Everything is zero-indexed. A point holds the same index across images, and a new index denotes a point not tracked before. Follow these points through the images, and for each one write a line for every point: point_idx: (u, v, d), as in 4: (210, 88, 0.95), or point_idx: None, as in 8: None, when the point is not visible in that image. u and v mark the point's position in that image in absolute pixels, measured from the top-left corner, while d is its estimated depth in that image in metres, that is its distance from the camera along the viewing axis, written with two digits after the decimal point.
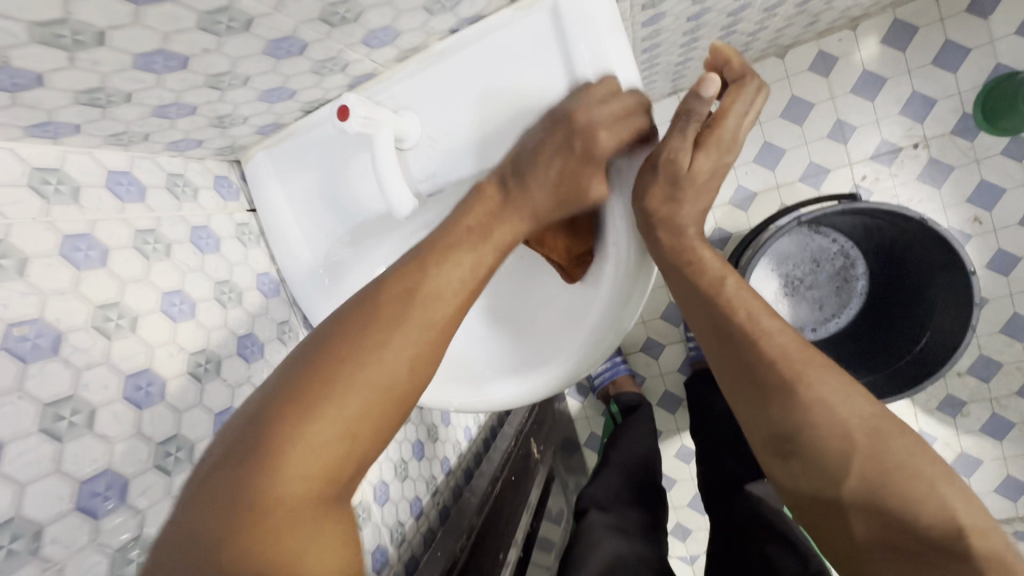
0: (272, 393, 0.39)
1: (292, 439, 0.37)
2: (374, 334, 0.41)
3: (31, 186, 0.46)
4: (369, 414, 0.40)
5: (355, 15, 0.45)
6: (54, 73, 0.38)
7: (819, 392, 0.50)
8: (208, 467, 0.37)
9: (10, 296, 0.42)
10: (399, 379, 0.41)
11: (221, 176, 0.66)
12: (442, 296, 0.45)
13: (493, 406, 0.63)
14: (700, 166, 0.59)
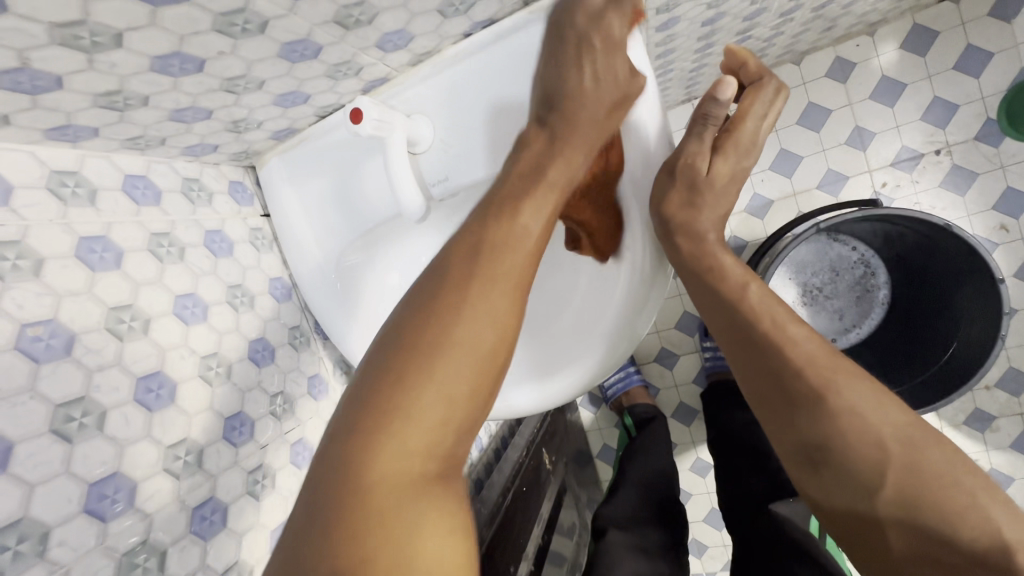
0: (371, 370, 0.41)
1: (402, 417, 0.39)
2: (456, 300, 0.42)
3: (49, 188, 0.46)
4: (472, 387, 0.41)
5: (370, 18, 0.45)
6: (73, 75, 0.39)
7: (849, 399, 0.48)
8: (324, 443, 0.40)
9: (25, 296, 0.42)
10: (484, 345, 0.42)
11: (236, 181, 0.67)
12: (515, 252, 0.45)
13: (511, 410, 0.62)
14: (721, 171, 0.58)
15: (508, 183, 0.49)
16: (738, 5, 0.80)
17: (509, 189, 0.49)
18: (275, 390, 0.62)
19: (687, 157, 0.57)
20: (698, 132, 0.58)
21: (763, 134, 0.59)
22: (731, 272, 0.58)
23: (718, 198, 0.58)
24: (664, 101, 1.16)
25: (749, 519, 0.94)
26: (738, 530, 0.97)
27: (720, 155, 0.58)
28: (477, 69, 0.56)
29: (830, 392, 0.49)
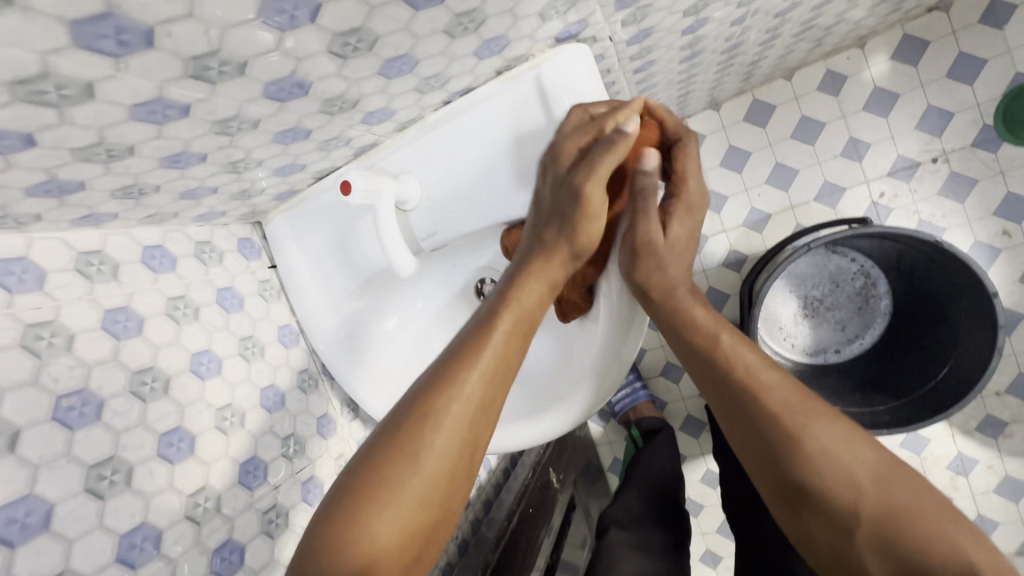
0: (339, 486, 0.44)
1: (369, 523, 0.42)
2: (438, 418, 0.45)
3: (77, 268, 0.52)
4: (442, 501, 0.45)
5: (354, 104, 0.50)
6: (94, 180, 0.44)
7: (824, 445, 0.50)
8: (298, 553, 0.42)
9: (60, 370, 0.48)
10: (448, 456, 0.45)
11: (244, 239, 0.72)
12: (480, 365, 0.48)
13: (538, 438, 0.64)
14: (677, 236, 0.63)
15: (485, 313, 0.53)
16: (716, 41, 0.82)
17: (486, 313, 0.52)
18: (286, 433, 0.67)
19: (644, 234, 0.61)
20: (644, 207, 0.61)
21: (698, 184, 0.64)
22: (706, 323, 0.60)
23: (677, 256, 0.63)
24: None
25: (750, 517, 0.97)
26: (738, 527, 1.00)
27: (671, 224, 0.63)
28: (455, 134, 0.60)
29: (806, 440, 0.50)
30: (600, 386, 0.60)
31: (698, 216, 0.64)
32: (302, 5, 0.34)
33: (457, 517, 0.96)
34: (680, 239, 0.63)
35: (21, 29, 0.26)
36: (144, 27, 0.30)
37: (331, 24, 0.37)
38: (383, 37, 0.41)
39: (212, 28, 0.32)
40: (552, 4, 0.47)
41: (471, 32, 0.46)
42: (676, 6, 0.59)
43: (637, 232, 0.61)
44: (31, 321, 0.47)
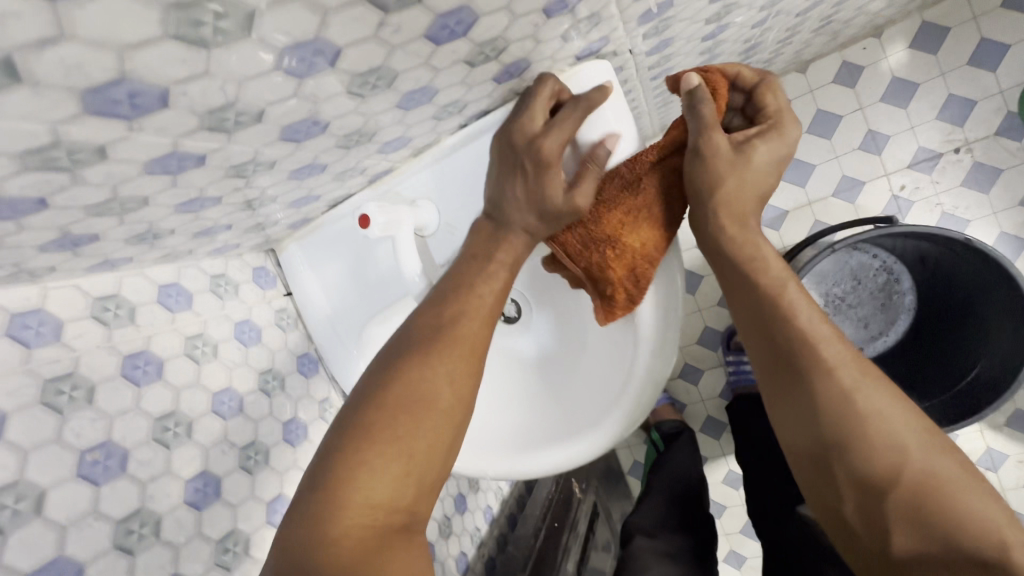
0: (337, 434, 0.44)
1: (361, 474, 0.42)
2: (419, 366, 0.47)
3: (94, 315, 0.50)
4: (431, 452, 0.45)
5: (370, 137, 0.48)
6: (109, 232, 0.43)
7: (871, 405, 0.44)
8: (296, 498, 0.42)
9: (82, 425, 0.47)
10: (440, 399, 0.46)
11: (258, 267, 0.70)
12: (468, 315, 0.50)
13: (575, 462, 0.63)
14: (757, 151, 0.51)
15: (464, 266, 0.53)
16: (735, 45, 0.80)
17: (465, 270, 0.53)
18: None
19: (709, 161, 0.50)
20: (696, 130, 0.51)
21: (775, 98, 0.53)
22: (774, 271, 0.51)
23: (763, 181, 0.52)
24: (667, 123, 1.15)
25: (779, 520, 0.96)
26: (765, 530, 0.99)
27: (745, 142, 0.51)
28: (475, 158, 0.59)
29: (857, 398, 0.44)
30: (641, 405, 0.60)
31: (785, 125, 0.52)
32: (322, 55, 0.31)
33: (483, 534, 0.95)
34: (767, 153, 0.51)
35: (30, 106, 0.24)
36: (158, 90, 0.27)
37: (350, 68, 0.34)
38: (404, 74, 0.38)
39: (229, 84, 0.30)
40: (576, 24, 0.44)
41: (492, 60, 0.43)
42: (700, 17, 0.57)
43: (701, 162, 0.51)
44: (51, 376, 0.46)
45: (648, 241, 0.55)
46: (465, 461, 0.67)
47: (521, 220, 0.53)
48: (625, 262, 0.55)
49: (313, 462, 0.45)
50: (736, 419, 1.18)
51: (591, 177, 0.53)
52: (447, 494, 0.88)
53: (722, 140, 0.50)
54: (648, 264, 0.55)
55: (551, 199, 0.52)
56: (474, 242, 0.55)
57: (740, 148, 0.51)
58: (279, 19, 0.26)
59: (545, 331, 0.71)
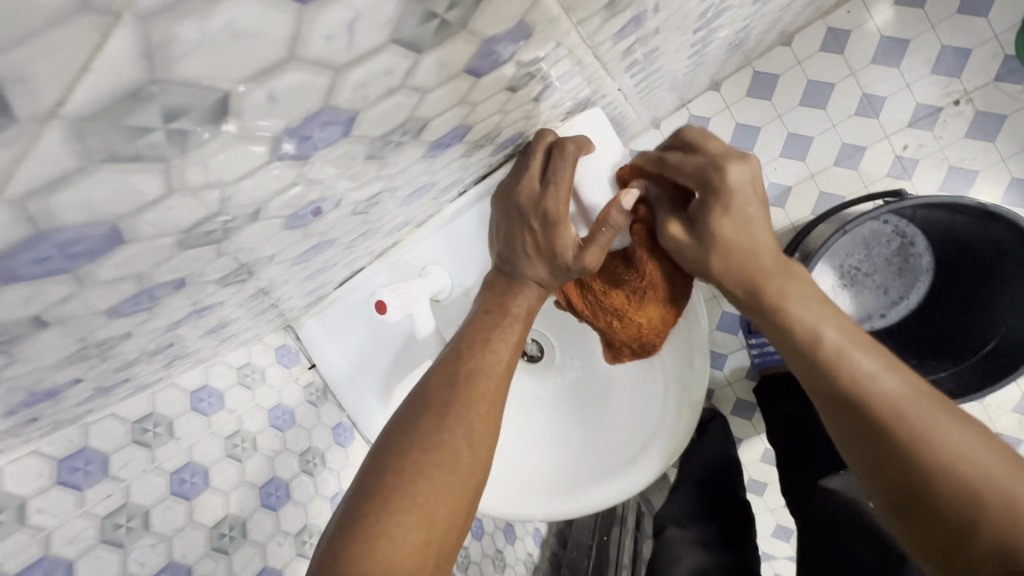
0: (355, 503, 0.42)
1: (383, 546, 0.39)
2: (437, 430, 0.45)
3: (135, 440, 0.51)
4: (454, 515, 0.43)
5: (373, 230, 0.47)
6: (137, 372, 0.43)
7: (907, 407, 0.41)
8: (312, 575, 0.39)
9: (145, 552, 0.49)
10: (461, 459, 0.44)
11: (280, 346, 0.68)
12: (486, 372, 0.49)
13: (625, 494, 0.63)
14: (719, 231, 0.46)
15: (477, 322, 0.53)
16: (719, 48, 0.76)
17: (478, 325, 0.52)
18: None
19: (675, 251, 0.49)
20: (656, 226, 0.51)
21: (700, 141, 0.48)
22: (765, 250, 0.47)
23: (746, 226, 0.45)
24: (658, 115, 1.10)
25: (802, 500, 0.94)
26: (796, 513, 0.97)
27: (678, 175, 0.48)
28: (478, 218, 0.60)
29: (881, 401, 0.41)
30: (679, 434, 0.61)
31: (733, 161, 0.44)
32: (328, 203, 0.31)
33: (536, 559, 0.97)
34: (734, 226, 0.45)
35: (63, 333, 0.25)
36: (175, 281, 0.27)
37: (353, 198, 0.33)
38: (398, 186, 0.37)
39: (241, 253, 0.30)
40: (567, 92, 0.43)
41: (489, 143, 0.42)
42: (685, 45, 0.56)
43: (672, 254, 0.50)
44: (107, 513, 0.47)
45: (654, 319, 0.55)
46: (514, 508, 0.67)
47: (533, 273, 0.53)
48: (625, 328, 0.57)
49: (327, 536, 0.42)
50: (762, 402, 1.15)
51: (605, 241, 0.50)
52: (495, 528, 0.89)
53: (677, 233, 0.49)
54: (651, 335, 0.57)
55: (560, 255, 0.51)
56: (487, 299, 0.54)
57: (700, 236, 0.47)
58: (286, 197, 0.26)
59: (569, 369, 0.72)
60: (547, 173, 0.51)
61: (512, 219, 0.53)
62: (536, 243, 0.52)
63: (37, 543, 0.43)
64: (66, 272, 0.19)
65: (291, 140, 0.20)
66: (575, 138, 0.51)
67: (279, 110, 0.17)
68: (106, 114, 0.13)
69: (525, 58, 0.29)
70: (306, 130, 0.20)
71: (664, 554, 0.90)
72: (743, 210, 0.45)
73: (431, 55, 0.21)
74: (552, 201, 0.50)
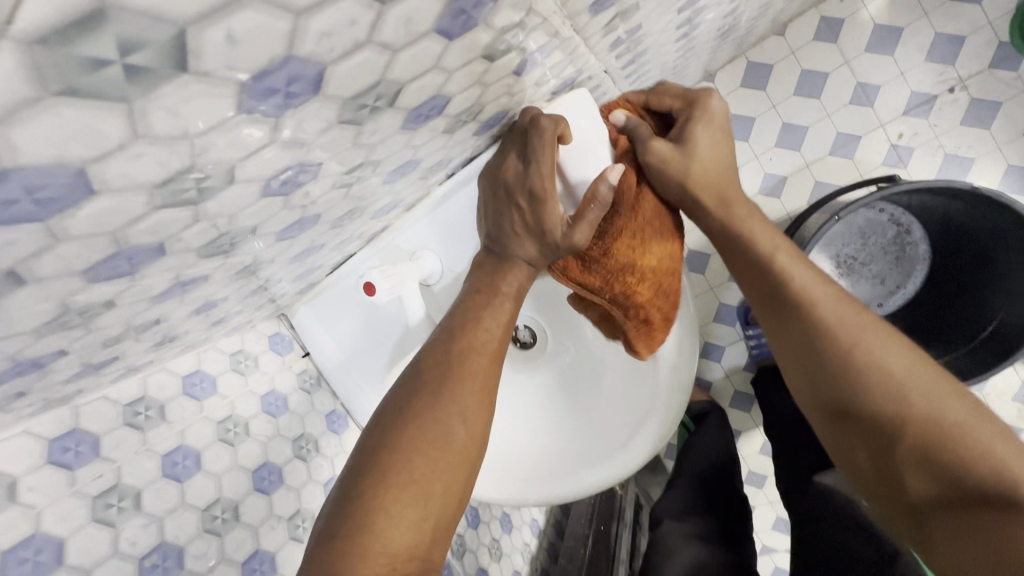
0: (348, 479, 0.42)
1: (379, 522, 0.39)
2: (429, 406, 0.44)
3: (126, 421, 0.51)
4: (449, 491, 0.43)
5: (360, 210, 0.48)
6: (126, 350, 0.44)
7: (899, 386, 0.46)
8: (307, 551, 0.39)
9: (136, 532, 0.49)
10: (455, 436, 0.44)
11: (274, 334, 0.69)
12: (478, 350, 0.48)
13: (613, 478, 0.64)
14: (697, 137, 0.53)
15: (468, 300, 0.52)
16: (709, 34, 0.76)
17: (470, 304, 0.52)
18: None
19: (661, 161, 0.53)
20: (640, 145, 0.54)
21: (669, 93, 0.56)
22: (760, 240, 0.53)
23: (722, 151, 0.54)
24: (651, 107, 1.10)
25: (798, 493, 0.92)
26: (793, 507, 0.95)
27: (683, 127, 0.54)
28: (467, 203, 0.60)
29: (880, 378, 0.46)
30: (671, 417, 0.61)
31: (705, 97, 0.54)
32: (308, 172, 0.32)
33: (533, 549, 0.97)
34: (706, 135, 0.53)
35: (40, 294, 0.25)
36: (154, 245, 0.28)
37: (333, 170, 0.34)
38: (382, 159, 0.38)
39: (220, 220, 0.30)
40: (549, 69, 0.43)
41: (471, 121, 0.43)
42: (669, 27, 0.57)
43: (655, 172, 0.54)
44: (98, 492, 0.48)
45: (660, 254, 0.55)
46: (508, 494, 0.67)
47: (522, 252, 0.54)
48: (648, 284, 0.55)
49: (320, 513, 0.42)
50: (759, 392, 1.14)
51: (592, 218, 0.52)
52: (492, 517, 0.89)
53: (660, 145, 0.53)
54: (668, 276, 0.57)
55: (549, 234, 0.52)
56: (477, 279, 0.54)
57: (680, 143, 0.53)
58: (260, 160, 0.26)
59: (561, 357, 0.72)
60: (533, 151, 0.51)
61: (500, 200, 0.53)
62: (525, 221, 0.52)
63: (28, 520, 0.44)
64: (36, 220, 0.19)
65: (256, 93, 0.21)
66: (556, 115, 0.51)
67: (240, 54, 0.18)
68: (59, 40, 0.13)
69: (499, 24, 0.29)
70: (271, 84, 0.21)
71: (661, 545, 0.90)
72: (714, 125, 0.54)
73: (396, 9, 0.21)
74: (538, 181, 0.50)
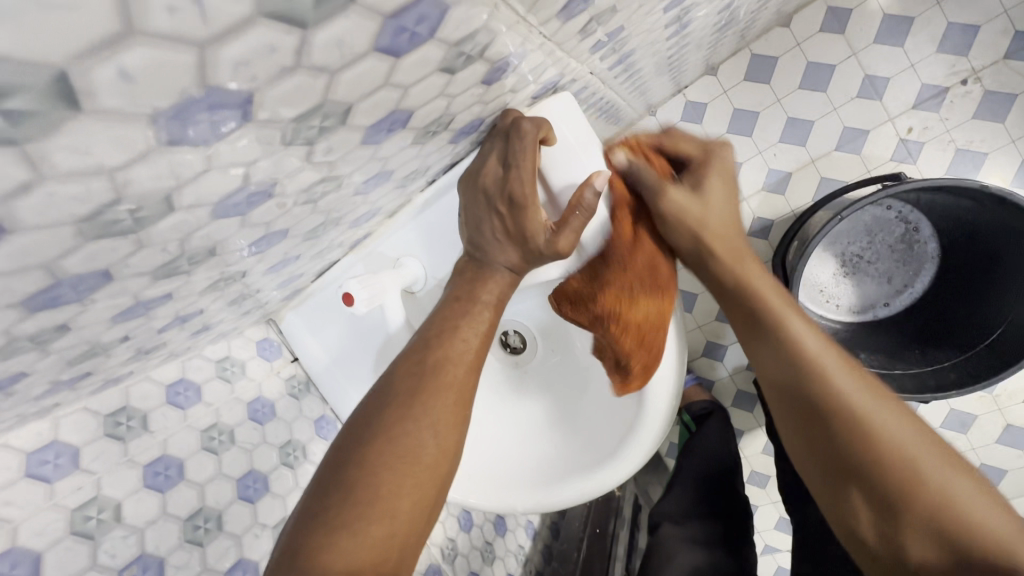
0: (316, 494, 0.41)
1: (346, 538, 0.38)
2: (400, 420, 0.43)
3: (108, 433, 0.51)
4: (419, 505, 0.42)
5: (335, 220, 0.47)
6: (99, 365, 0.43)
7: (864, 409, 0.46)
8: (273, 565, 0.39)
9: (116, 544, 0.49)
10: (427, 449, 0.43)
11: (262, 340, 0.68)
12: (454, 359, 0.47)
13: (601, 487, 0.63)
14: (710, 186, 0.56)
15: (447, 305, 0.50)
16: (706, 28, 0.73)
17: (448, 311, 0.50)
18: None
19: (679, 212, 0.55)
20: (653, 196, 0.56)
21: (685, 142, 0.59)
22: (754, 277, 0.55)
23: (733, 203, 0.57)
24: (650, 102, 1.06)
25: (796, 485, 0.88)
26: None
27: (699, 181, 0.56)
28: (449, 209, 0.59)
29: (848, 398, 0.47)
30: (662, 422, 0.60)
31: (721, 151, 0.58)
32: (261, 191, 0.30)
33: (528, 551, 0.97)
34: (721, 185, 0.56)
35: None
36: (98, 272, 0.27)
37: (291, 187, 0.33)
38: (348, 172, 0.37)
39: (171, 244, 0.29)
40: (525, 74, 0.42)
41: (444, 130, 0.41)
42: (656, 26, 0.55)
43: (670, 216, 0.55)
44: (76, 505, 0.48)
45: (649, 310, 0.57)
46: (498, 501, 0.66)
47: (504, 259, 0.51)
48: (632, 334, 0.58)
49: (288, 526, 0.41)
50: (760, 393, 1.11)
51: (578, 224, 0.50)
52: (485, 519, 0.89)
53: (676, 196, 0.55)
54: (654, 332, 0.57)
55: (531, 240, 0.50)
56: (457, 285, 0.52)
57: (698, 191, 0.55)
58: (202, 185, 0.25)
59: (550, 360, 0.72)
60: (515, 157, 0.49)
61: (480, 205, 0.51)
62: (506, 227, 0.50)
63: (4, 536, 0.44)
64: None
65: (175, 124, 0.19)
66: (537, 121, 0.49)
67: (140, 90, 0.17)
68: None
69: (452, 38, 0.28)
70: (191, 114, 0.19)
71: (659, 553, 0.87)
72: (726, 179, 0.57)
73: (322, 32, 0.20)
74: (519, 187, 0.48)
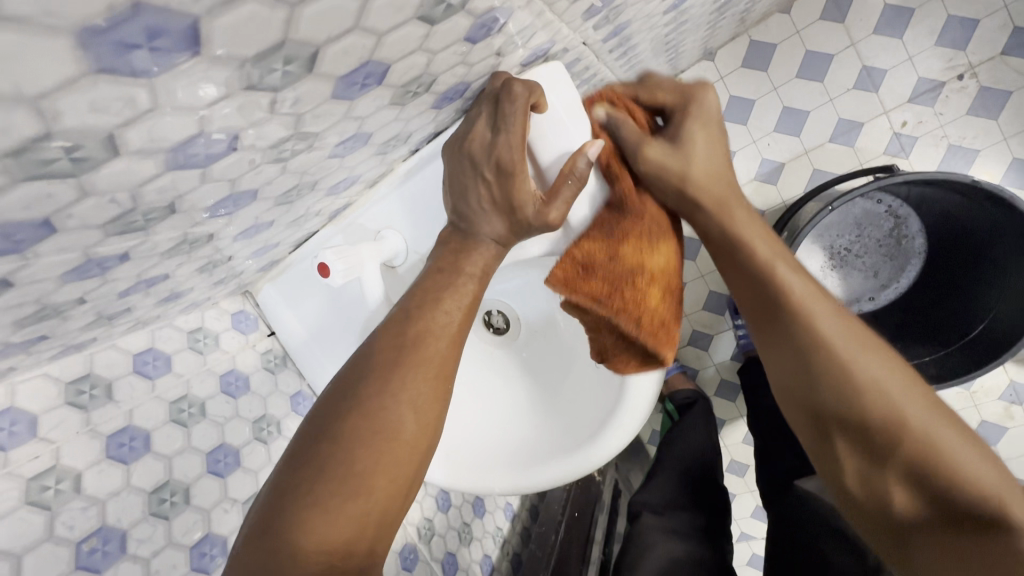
0: (287, 470, 0.40)
1: (318, 514, 0.37)
2: (376, 395, 0.42)
3: (68, 401, 0.49)
4: (393, 484, 0.41)
5: (310, 187, 0.45)
6: (54, 329, 0.41)
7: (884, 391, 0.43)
8: (242, 541, 0.38)
9: (74, 515, 0.48)
10: (405, 425, 0.42)
11: (237, 312, 0.66)
12: (436, 334, 0.45)
13: (584, 468, 0.61)
14: (694, 137, 0.49)
15: (429, 278, 0.49)
16: (704, 7, 0.70)
17: (429, 284, 0.48)
18: None
19: (659, 167, 0.48)
20: (632, 153, 0.50)
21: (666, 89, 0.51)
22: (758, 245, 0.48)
23: (720, 158, 0.50)
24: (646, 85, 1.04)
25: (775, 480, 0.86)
26: (775, 504, 0.87)
27: (679, 128, 0.49)
28: (433, 181, 0.57)
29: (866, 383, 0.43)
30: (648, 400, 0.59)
31: (701, 92, 0.50)
32: (222, 143, 0.28)
33: (505, 533, 0.97)
34: (706, 143, 0.49)
35: None
36: (36, 221, 0.25)
37: (255, 143, 0.31)
38: (321, 131, 0.34)
39: (121, 194, 0.27)
40: (513, 35, 0.39)
41: (424, 92, 0.39)
42: None
43: (652, 176, 0.49)
44: (33, 474, 0.46)
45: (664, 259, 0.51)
46: (478, 482, 0.64)
47: (489, 229, 0.49)
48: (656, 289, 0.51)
49: (258, 502, 0.40)
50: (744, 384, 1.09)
51: (568, 194, 0.48)
52: (463, 501, 0.89)
53: (656, 152, 0.48)
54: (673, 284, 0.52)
55: (519, 210, 0.48)
56: (440, 256, 0.50)
57: (677, 143, 0.49)
58: (150, 127, 0.23)
59: (533, 344, 0.72)
60: (503, 121, 0.47)
61: (464, 171, 0.49)
62: (492, 196, 0.48)
63: None
64: None
65: (107, 47, 0.17)
66: (529, 83, 0.47)
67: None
68: None
69: None
70: (126, 36, 0.17)
71: (636, 539, 0.86)
72: (711, 124, 0.50)
73: None
74: (507, 153, 0.47)
